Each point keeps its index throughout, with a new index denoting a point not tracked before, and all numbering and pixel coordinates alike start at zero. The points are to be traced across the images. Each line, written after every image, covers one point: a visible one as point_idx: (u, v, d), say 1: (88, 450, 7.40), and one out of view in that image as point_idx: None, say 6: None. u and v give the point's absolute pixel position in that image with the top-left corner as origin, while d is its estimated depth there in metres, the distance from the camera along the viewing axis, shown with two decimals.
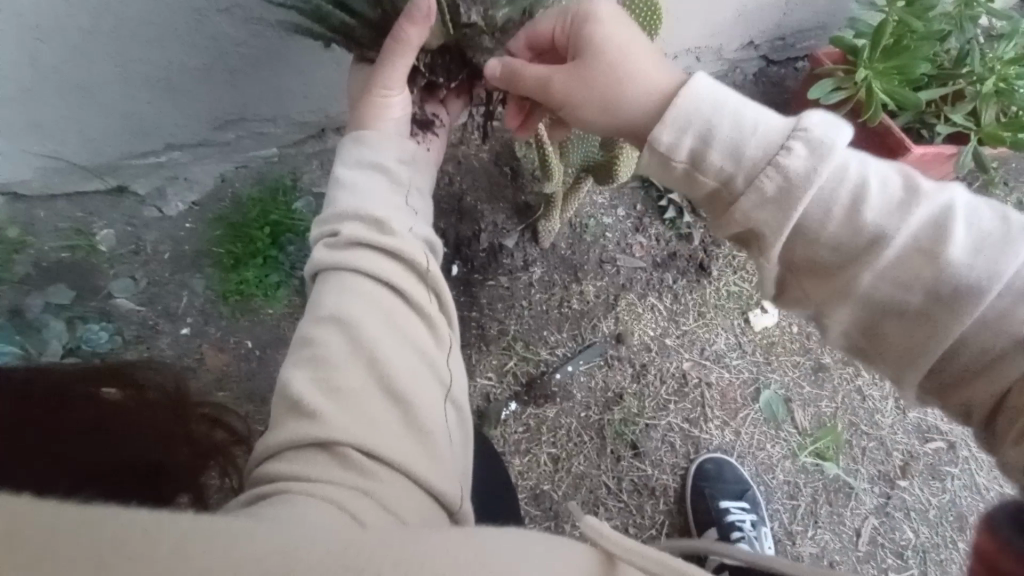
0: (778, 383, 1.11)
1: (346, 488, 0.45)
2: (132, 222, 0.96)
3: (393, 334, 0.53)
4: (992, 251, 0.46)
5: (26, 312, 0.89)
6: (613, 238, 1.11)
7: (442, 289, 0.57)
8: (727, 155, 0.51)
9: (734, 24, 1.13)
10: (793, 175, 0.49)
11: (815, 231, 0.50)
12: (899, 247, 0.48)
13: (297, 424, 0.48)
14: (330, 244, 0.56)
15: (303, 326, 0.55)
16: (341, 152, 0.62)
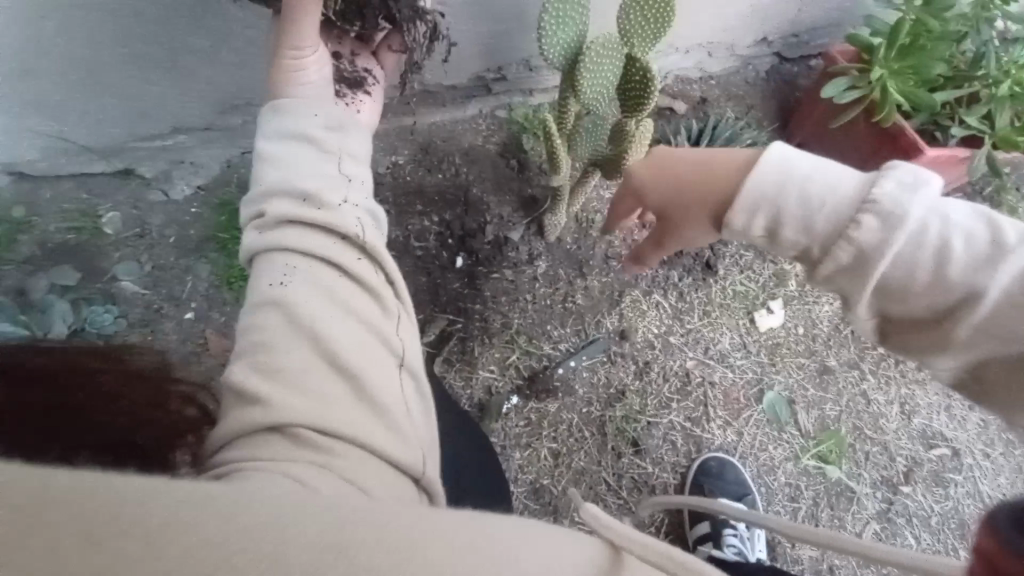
0: (782, 384, 1.10)
1: (302, 463, 0.43)
2: (138, 205, 0.96)
3: (335, 307, 0.51)
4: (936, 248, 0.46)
5: (31, 292, 0.89)
6: (619, 234, 1.10)
7: (384, 258, 0.56)
8: (800, 228, 0.53)
9: (748, 19, 1.12)
10: (863, 241, 0.50)
11: (856, 254, 0.50)
12: (941, 271, 0.48)
13: (236, 413, 0.46)
14: (261, 225, 0.55)
15: (242, 315, 0.53)
16: (264, 128, 0.61)
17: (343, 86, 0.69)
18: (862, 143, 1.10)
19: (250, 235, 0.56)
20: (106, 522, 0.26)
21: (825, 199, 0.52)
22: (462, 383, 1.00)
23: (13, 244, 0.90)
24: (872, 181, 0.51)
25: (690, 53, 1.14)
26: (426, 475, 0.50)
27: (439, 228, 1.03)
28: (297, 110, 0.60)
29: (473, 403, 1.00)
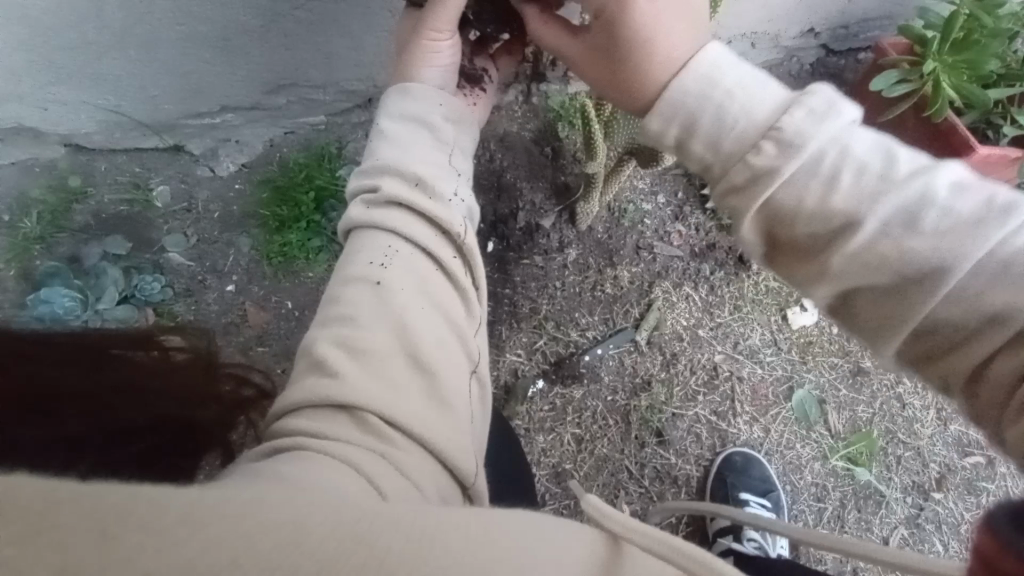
0: (813, 383, 1.08)
1: (364, 449, 0.47)
2: (185, 179, 1.00)
3: (425, 300, 0.56)
4: (961, 232, 0.44)
5: (85, 259, 0.94)
6: (652, 224, 1.09)
7: (474, 261, 0.61)
8: (710, 145, 0.51)
9: (796, 10, 1.09)
10: (777, 158, 0.48)
11: (795, 202, 0.48)
12: (870, 225, 0.47)
13: (321, 377, 0.51)
14: (369, 201, 0.60)
15: (336, 284, 0.58)
16: (386, 105, 0.65)
17: (462, 81, 0.70)
18: (908, 140, 1.06)
19: (354, 206, 0.60)
20: (127, 519, 0.25)
21: (737, 117, 0.50)
22: (489, 365, 1.02)
23: (70, 213, 0.95)
24: (787, 105, 0.49)
25: (734, 44, 1.12)
26: (475, 486, 0.53)
27: None
28: (423, 95, 0.64)
29: (500, 385, 1.01)
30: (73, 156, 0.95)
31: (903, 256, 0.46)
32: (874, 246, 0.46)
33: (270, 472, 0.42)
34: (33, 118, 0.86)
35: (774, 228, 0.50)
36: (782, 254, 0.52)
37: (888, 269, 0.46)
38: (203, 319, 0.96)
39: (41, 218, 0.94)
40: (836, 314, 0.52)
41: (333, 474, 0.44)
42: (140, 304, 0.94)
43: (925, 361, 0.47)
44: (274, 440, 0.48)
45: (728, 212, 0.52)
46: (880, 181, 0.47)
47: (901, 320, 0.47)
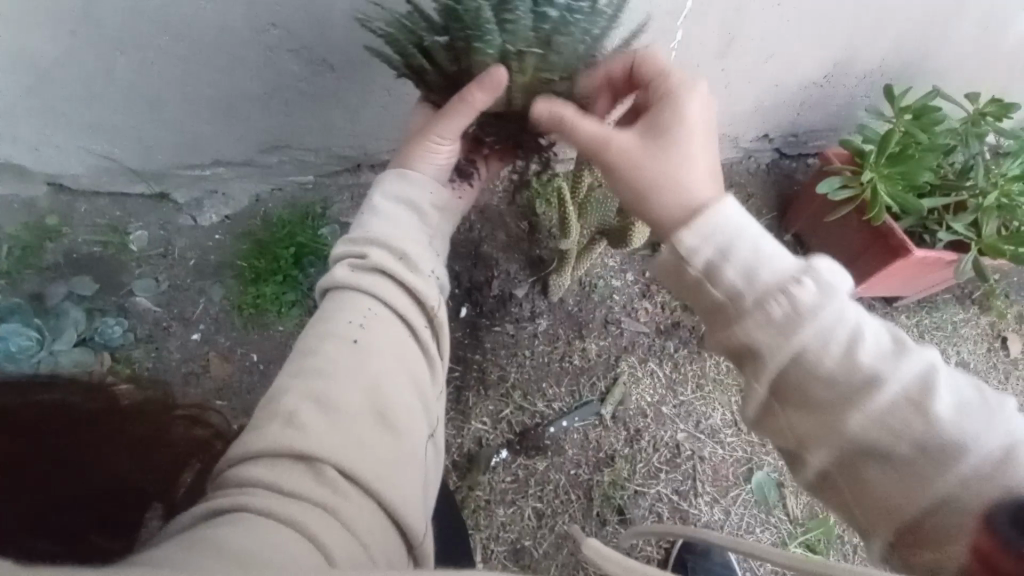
0: (772, 466, 1.09)
1: (316, 507, 0.46)
2: (166, 227, 1.00)
3: (399, 362, 0.57)
4: (972, 420, 0.46)
5: (49, 298, 0.92)
6: (620, 300, 1.13)
7: (442, 333, 0.63)
8: (743, 277, 0.53)
9: (751, 117, 1.23)
10: (797, 307, 0.50)
11: (810, 367, 0.50)
12: (890, 395, 0.47)
13: (284, 431, 0.50)
14: (354, 264, 0.61)
15: (308, 338, 0.58)
16: (382, 182, 0.69)
17: (453, 176, 0.75)
18: (854, 239, 1.16)
19: (338, 268, 0.62)
20: None
21: (769, 257, 0.53)
22: (453, 432, 1.01)
23: (40, 250, 0.94)
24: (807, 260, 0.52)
25: None
26: (422, 547, 0.53)
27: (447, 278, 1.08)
28: (417, 181, 0.68)
29: (462, 453, 1.00)
30: (55, 195, 0.95)
31: (921, 431, 0.46)
32: (890, 421, 0.47)
33: (219, 541, 0.41)
34: (22, 157, 0.88)
35: (791, 375, 0.50)
36: (788, 405, 0.52)
37: (906, 441, 0.47)
38: (163, 367, 0.94)
39: (9, 254, 0.93)
40: (834, 484, 0.51)
41: (280, 540, 0.43)
42: (98, 347, 0.92)
43: (917, 542, 0.47)
44: (228, 488, 0.47)
45: (754, 348, 0.52)
46: (898, 353, 0.49)
47: (905, 502, 0.47)
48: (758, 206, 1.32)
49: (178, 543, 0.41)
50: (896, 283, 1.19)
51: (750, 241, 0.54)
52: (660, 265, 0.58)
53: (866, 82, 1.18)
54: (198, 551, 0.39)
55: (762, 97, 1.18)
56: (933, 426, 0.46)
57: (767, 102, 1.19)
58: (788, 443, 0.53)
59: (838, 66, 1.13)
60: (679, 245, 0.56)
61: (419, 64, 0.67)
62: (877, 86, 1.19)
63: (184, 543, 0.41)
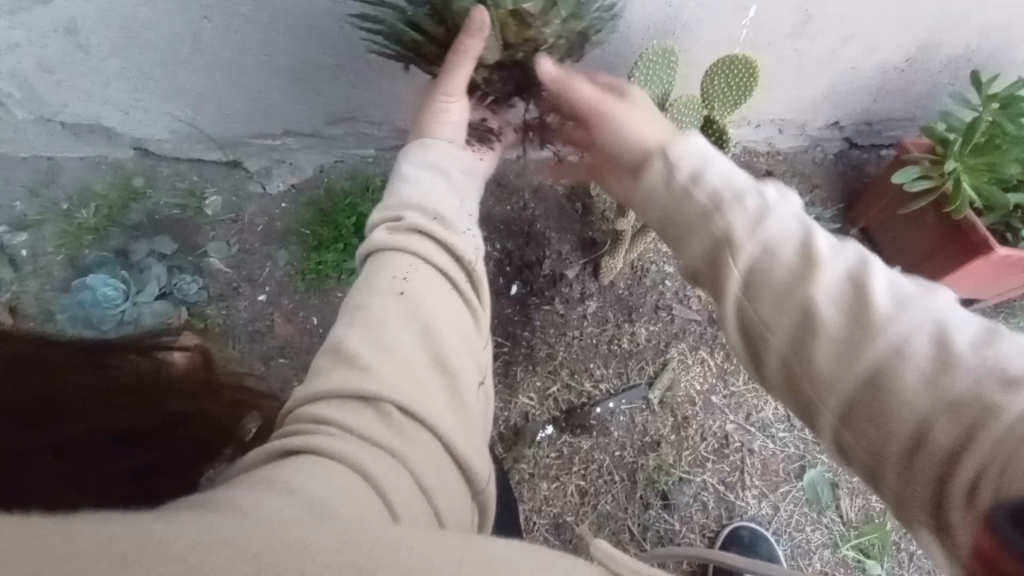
0: (826, 465, 1.05)
1: (383, 449, 0.48)
2: (238, 193, 1.05)
3: (449, 313, 0.58)
4: (913, 311, 0.41)
5: (133, 254, 0.98)
6: (672, 287, 1.11)
7: (483, 288, 0.63)
8: (697, 184, 0.51)
9: (821, 102, 1.17)
10: (743, 212, 0.48)
11: (761, 264, 0.46)
12: (832, 283, 0.44)
13: (343, 374, 0.52)
14: (391, 227, 0.62)
15: (358, 292, 0.59)
16: (406, 150, 0.69)
17: (473, 139, 0.76)
18: (929, 233, 1.09)
19: (377, 231, 0.62)
20: (143, 547, 0.29)
21: (715, 176, 0.51)
22: (500, 405, 1.02)
23: (126, 210, 1.00)
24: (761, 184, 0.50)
25: (761, 127, 1.22)
26: (485, 494, 0.55)
27: (500, 255, 1.09)
28: (439, 146, 0.68)
29: (508, 426, 1.01)
30: (140, 159, 1.02)
31: (861, 312, 0.42)
32: (823, 297, 0.43)
33: (293, 485, 0.42)
34: (114, 120, 0.94)
35: (747, 278, 0.47)
36: (738, 307, 0.47)
37: (851, 325, 0.42)
38: (231, 324, 0.99)
39: (98, 212, 0.99)
40: (784, 379, 0.46)
41: (343, 478, 0.44)
42: (176, 303, 0.98)
43: (864, 442, 0.41)
44: (302, 425, 0.49)
45: (706, 250, 0.50)
46: (837, 251, 0.45)
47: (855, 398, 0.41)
48: (823, 197, 1.27)
49: (255, 483, 0.42)
50: (973, 284, 1.11)
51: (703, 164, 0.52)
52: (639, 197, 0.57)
53: (951, 68, 1.10)
54: (276, 494, 0.40)
55: (835, 81, 1.12)
56: (873, 308, 0.42)
57: (838, 88, 1.14)
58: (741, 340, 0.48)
59: (922, 50, 1.06)
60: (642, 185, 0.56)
61: (412, 40, 0.67)
62: (963, 72, 1.11)
63: (260, 486, 0.42)
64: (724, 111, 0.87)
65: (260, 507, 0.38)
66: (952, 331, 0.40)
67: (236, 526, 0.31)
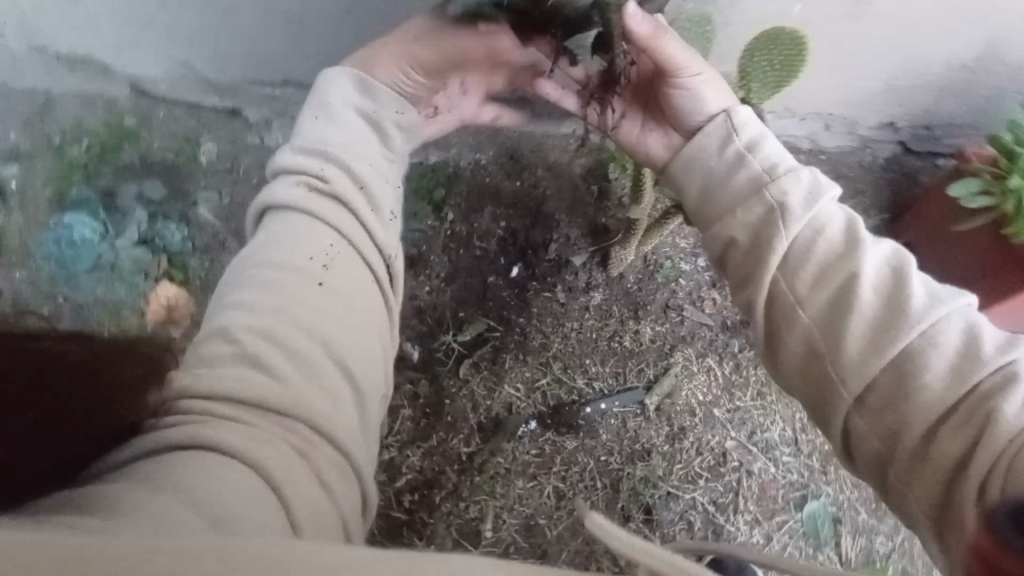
0: (830, 498, 0.97)
1: (285, 446, 0.48)
2: (233, 142, 0.99)
3: (354, 298, 0.59)
4: (942, 308, 0.49)
5: (120, 197, 0.94)
6: (685, 286, 1.02)
7: (397, 280, 0.67)
8: (760, 169, 0.60)
9: (876, 99, 1.04)
10: (795, 189, 0.57)
11: (804, 247, 0.54)
12: (870, 277, 0.52)
13: (233, 352, 0.53)
14: (313, 187, 0.64)
15: (264, 250, 0.60)
16: (338, 104, 0.71)
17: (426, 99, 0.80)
18: None
19: (298, 185, 0.64)
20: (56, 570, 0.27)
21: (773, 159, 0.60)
22: (483, 394, 0.96)
23: (117, 150, 0.96)
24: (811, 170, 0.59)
25: (805, 121, 1.09)
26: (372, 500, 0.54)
27: (504, 234, 1.01)
28: (383, 101, 0.74)
29: (489, 416, 0.95)
30: (135, 99, 0.95)
31: (899, 303, 0.50)
32: (862, 282, 0.51)
33: (182, 485, 0.42)
34: (107, 53, 0.89)
35: (783, 273, 0.55)
36: (774, 307, 0.56)
37: (892, 315, 0.49)
38: (212, 279, 0.95)
39: (90, 149, 0.95)
40: (804, 374, 0.54)
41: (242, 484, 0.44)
42: (157, 250, 0.95)
43: (884, 451, 0.49)
44: (197, 416, 0.49)
45: (752, 231, 0.58)
46: (878, 244, 0.54)
47: (884, 404, 0.48)
48: (865, 205, 1.15)
49: (139, 478, 0.43)
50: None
51: (768, 149, 0.62)
52: (686, 157, 0.67)
53: None
54: (164, 496, 0.40)
55: (894, 77, 1.00)
56: (909, 299, 0.50)
57: (897, 83, 1.01)
58: (768, 333, 0.57)
59: (989, 51, 0.93)
60: (705, 156, 0.65)
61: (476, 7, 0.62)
62: None
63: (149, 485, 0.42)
64: (762, 93, 0.77)
65: (152, 515, 0.38)
66: (973, 326, 0.48)
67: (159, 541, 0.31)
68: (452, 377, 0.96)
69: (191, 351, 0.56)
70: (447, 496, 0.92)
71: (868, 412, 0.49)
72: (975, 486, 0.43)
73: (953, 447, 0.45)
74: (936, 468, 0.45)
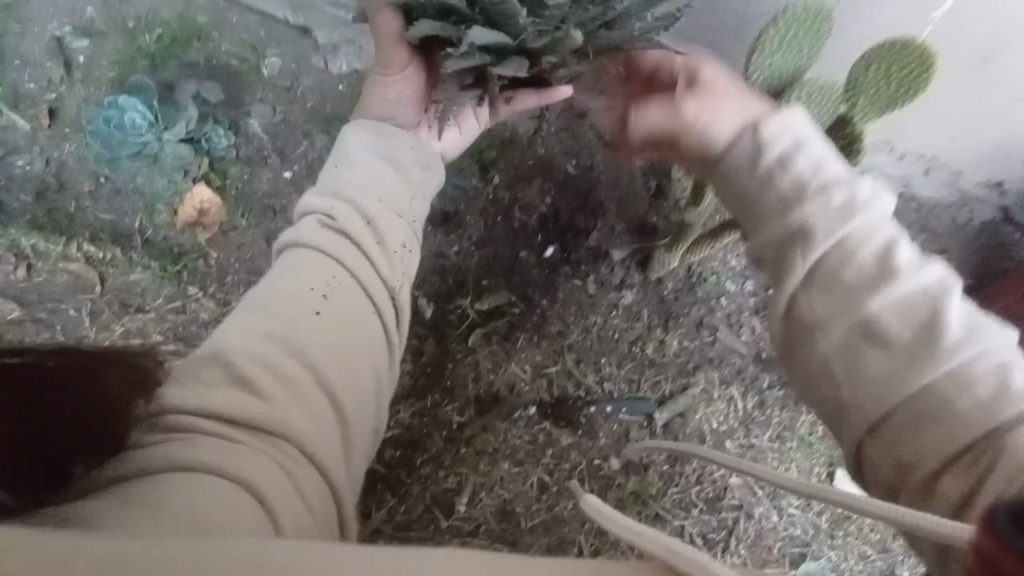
0: (829, 562, 0.90)
1: (272, 462, 0.49)
2: (298, 61, 0.97)
3: (351, 334, 0.59)
4: (964, 332, 0.46)
5: (177, 91, 0.94)
6: (726, 306, 0.95)
7: (401, 315, 0.66)
8: (799, 179, 0.55)
9: (988, 155, 0.93)
10: (833, 205, 0.52)
11: (831, 270, 0.51)
12: (894, 297, 0.48)
13: (224, 388, 0.52)
14: (325, 222, 0.65)
15: (275, 285, 0.61)
16: (357, 141, 0.73)
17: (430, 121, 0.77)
18: None
19: (310, 222, 0.65)
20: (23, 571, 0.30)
21: (813, 167, 0.56)
22: (487, 368, 0.92)
23: (185, 46, 0.95)
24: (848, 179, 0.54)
25: (903, 160, 0.98)
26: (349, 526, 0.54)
27: (546, 210, 0.96)
28: (396, 139, 0.74)
29: (489, 390, 0.91)
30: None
31: (918, 334, 0.47)
32: (882, 301, 0.48)
33: (158, 499, 0.43)
34: None
35: (810, 292, 0.51)
36: (795, 329, 0.52)
37: (899, 340, 0.47)
38: (247, 192, 0.95)
39: (159, 39, 0.95)
40: (822, 397, 0.51)
41: (226, 498, 0.45)
42: (200, 151, 0.94)
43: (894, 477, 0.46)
44: (180, 435, 0.49)
45: (788, 240, 0.54)
46: (915, 262, 0.50)
47: (900, 441, 0.46)
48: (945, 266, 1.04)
49: (115, 499, 0.43)
50: None
51: (810, 152, 0.57)
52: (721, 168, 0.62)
53: None
54: (142, 510, 0.41)
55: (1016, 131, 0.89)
56: (932, 328, 0.47)
57: (1018, 139, 0.90)
58: (790, 353, 0.54)
59: None
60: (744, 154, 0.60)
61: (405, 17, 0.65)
62: None
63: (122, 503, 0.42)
64: (868, 112, 0.69)
65: (126, 523, 0.39)
66: (1004, 362, 0.45)
67: (119, 547, 0.32)
68: (460, 343, 0.93)
69: (178, 379, 0.56)
70: (428, 460, 0.89)
71: (887, 446, 0.46)
72: (986, 501, 0.41)
73: (961, 480, 0.43)
74: (947, 495, 0.43)
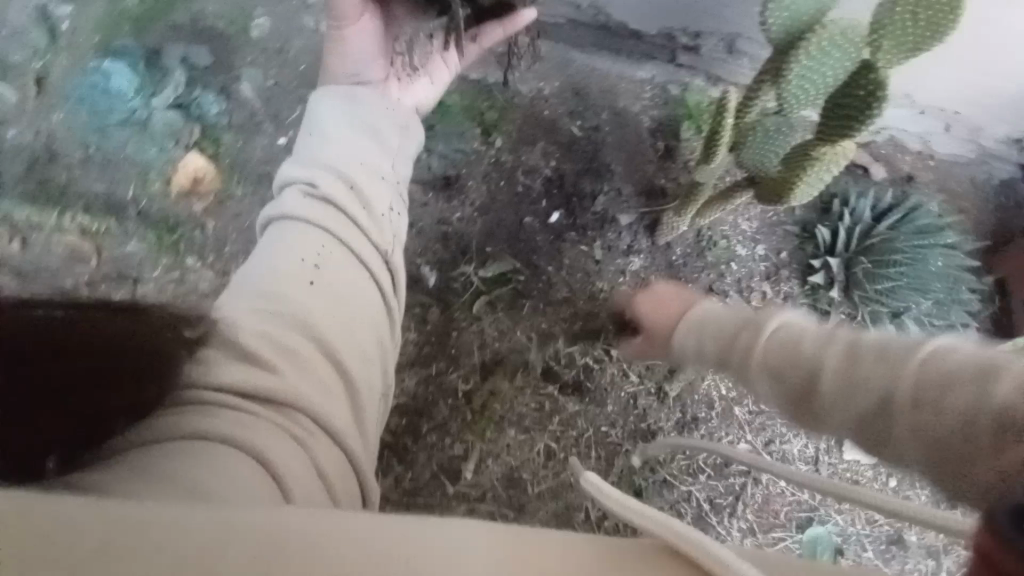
0: (837, 526, 0.90)
1: (280, 433, 0.48)
2: (288, 21, 0.93)
3: (351, 299, 0.58)
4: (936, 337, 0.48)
5: (165, 55, 0.91)
6: (736, 271, 0.93)
7: (397, 279, 0.66)
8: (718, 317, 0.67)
9: (1012, 109, 0.87)
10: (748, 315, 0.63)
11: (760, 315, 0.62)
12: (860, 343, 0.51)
13: (238, 369, 0.51)
14: (307, 192, 0.62)
15: (269, 261, 0.59)
16: (330, 115, 0.69)
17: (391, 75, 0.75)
18: None
19: (294, 196, 0.62)
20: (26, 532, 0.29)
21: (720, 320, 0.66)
22: (493, 336, 0.91)
23: (171, 7, 0.92)
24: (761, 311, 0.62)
25: (924, 116, 0.93)
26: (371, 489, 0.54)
27: (551, 174, 0.93)
28: (375, 116, 0.71)
29: (492, 354, 0.90)
30: None
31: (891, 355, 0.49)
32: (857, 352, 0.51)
33: (164, 472, 0.42)
34: None
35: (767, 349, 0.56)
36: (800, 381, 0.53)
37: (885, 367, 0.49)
38: (242, 160, 0.92)
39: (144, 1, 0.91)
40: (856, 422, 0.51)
41: (234, 470, 0.44)
42: (192, 118, 0.91)
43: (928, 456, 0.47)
44: (193, 409, 0.49)
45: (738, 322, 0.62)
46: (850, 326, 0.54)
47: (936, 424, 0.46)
48: None
49: (129, 469, 0.43)
50: None
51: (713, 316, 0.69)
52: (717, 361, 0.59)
53: None
54: (157, 483, 0.41)
55: None
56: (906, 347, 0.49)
57: None
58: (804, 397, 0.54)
59: None
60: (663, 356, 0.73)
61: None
62: None
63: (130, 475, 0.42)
64: (892, 58, 0.64)
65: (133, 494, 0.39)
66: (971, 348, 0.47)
67: (119, 518, 0.31)
68: (465, 311, 0.91)
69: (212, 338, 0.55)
70: (434, 428, 0.89)
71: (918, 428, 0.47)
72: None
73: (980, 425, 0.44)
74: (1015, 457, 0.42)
